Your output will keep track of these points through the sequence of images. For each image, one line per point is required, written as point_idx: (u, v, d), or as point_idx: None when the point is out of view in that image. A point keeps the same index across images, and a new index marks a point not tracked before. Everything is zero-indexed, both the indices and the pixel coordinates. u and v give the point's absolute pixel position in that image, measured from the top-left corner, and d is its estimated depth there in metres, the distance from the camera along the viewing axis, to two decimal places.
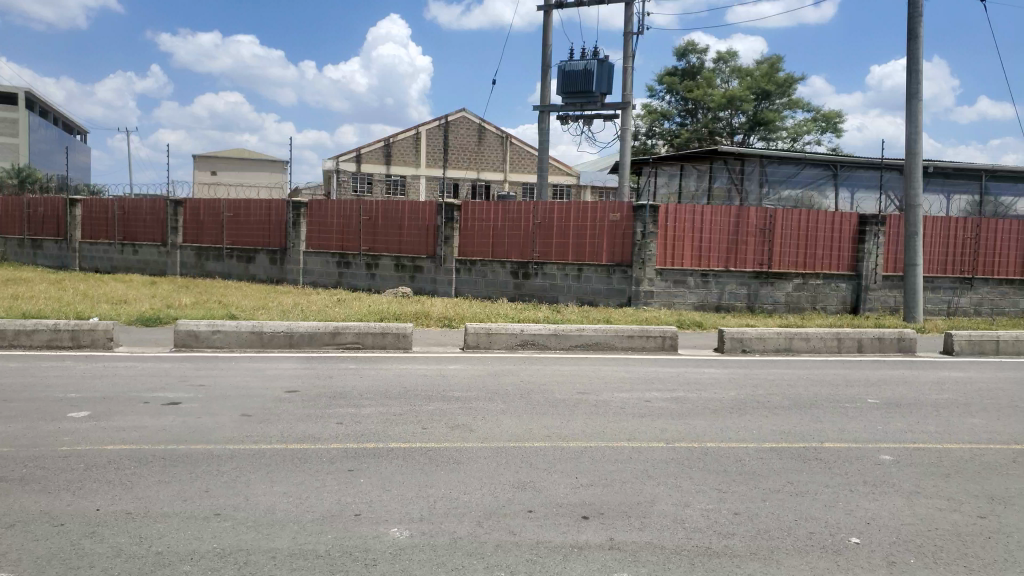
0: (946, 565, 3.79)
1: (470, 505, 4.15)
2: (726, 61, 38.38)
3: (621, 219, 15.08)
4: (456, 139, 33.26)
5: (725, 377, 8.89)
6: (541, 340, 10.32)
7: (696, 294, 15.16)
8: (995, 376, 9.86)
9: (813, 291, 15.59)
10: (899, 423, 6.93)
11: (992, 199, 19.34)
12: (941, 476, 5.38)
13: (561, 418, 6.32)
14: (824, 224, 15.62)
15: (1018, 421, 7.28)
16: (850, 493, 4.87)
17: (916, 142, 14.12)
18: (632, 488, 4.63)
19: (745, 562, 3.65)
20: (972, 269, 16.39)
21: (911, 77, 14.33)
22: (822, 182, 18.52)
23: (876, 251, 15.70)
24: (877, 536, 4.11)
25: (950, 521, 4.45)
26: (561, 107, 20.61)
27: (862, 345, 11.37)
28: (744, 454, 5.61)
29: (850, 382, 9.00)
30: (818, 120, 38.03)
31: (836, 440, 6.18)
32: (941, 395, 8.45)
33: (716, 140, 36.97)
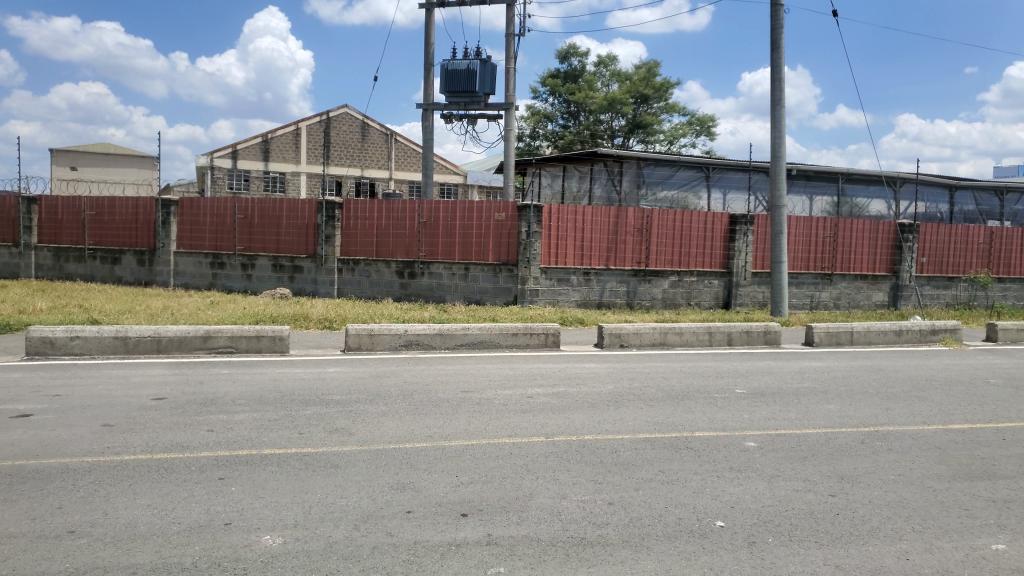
0: (801, 542, 4.07)
1: (347, 509, 4.09)
2: (606, 65, 39.52)
3: (506, 218, 15.25)
4: (339, 136, 32.59)
5: (604, 372, 9.16)
6: (425, 340, 10.28)
7: (579, 292, 15.53)
8: (848, 365, 10.63)
9: (688, 287, 16.31)
10: (763, 411, 7.36)
11: (848, 200, 20.81)
12: (798, 459, 5.76)
13: (443, 417, 6.33)
14: (698, 224, 16.35)
15: (868, 406, 7.89)
16: (717, 479, 5.13)
17: (779, 146, 15.02)
18: (511, 483, 4.70)
19: (618, 550, 3.78)
20: (830, 266, 17.58)
21: (774, 85, 15.22)
22: (696, 183, 19.36)
23: (745, 249, 16.60)
24: (740, 519, 4.35)
25: (805, 501, 4.77)
26: (444, 106, 20.60)
27: (732, 338, 11.98)
28: (620, 445, 5.81)
29: (720, 373, 9.48)
30: (692, 123, 39.74)
31: (706, 429, 6.49)
32: (801, 384, 9.05)
33: (597, 141, 37.97)
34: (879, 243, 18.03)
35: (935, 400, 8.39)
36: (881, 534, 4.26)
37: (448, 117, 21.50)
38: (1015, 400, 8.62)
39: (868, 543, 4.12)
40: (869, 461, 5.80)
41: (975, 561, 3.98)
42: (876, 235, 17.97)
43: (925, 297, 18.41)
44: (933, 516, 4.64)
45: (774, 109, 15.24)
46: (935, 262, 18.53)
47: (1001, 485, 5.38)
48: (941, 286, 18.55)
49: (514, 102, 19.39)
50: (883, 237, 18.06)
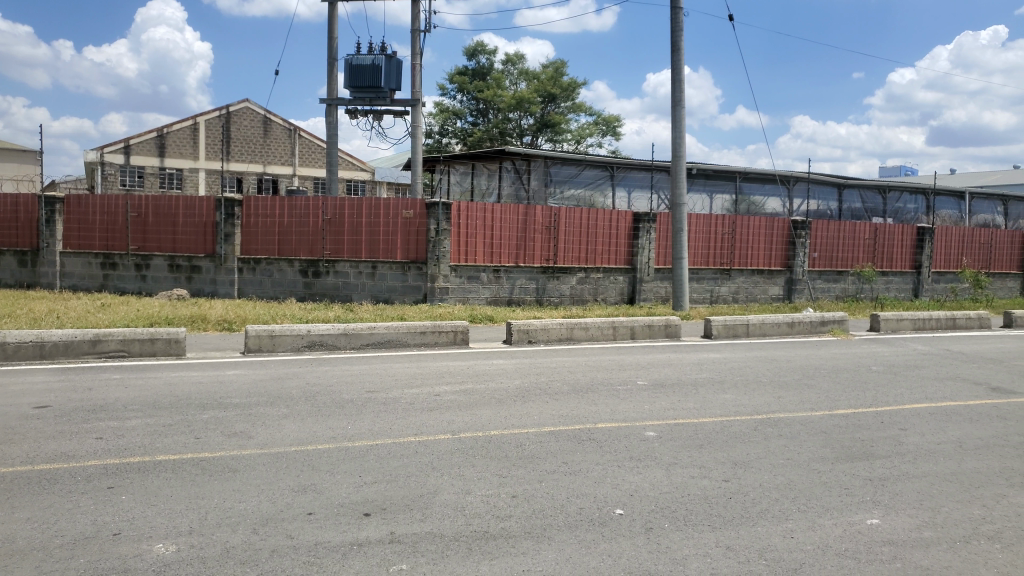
0: (695, 526, 4.24)
1: (245, 513, 4.00)
2: (514, 63, 39.80)
3: (414, 215, 15.18)
4: (239, 131, 31.58)
5: (512, 368, 9.25)
6: (330, 340, 10.13)
7: (488, 289, 15.61)
8: (744, 356, 11.12)
9: (595, 283, 16.65)
10: (664, 402, 7.61)
11: (744, 198, 21.68)
12: (695, 447, 5.99)
13: (348, 418, 6.25)
14: (603, 222, 16.70)
15: (762, 395, 8.29)
16: (618, 468, 5.28)
17: (679, 145, 15.51)
18: (416, 481, 4.70)
19: (520, 541, 3.85)
20: (728, 261, 18.30)
21: (675, 87, 15.71)
22: (601, 182, 19.76)
23: (649, 246, 17.08)
24: (638, 506, 4.50)
25: (701, 486, 4.98)
26: (349, 102, 20.28)
27: (635, 332, 12.33)
28: (525, 439, 5.90)
29: (624, 366, 9.76)
30: (599, 123, 40.51)
31: (609, 421, 6.66)
32: (700, 375, 9.41)
33: (506, 140, 38.20)
34: (774, 240, 18.88)
35: (823, 388, 8.90)
36: (769, 515, 4.49)
37: (353, 112, 21.17)
38: (893, 385, 9.24)
39: (757, 525, 4.33)
40: (760, 447, 6.09)
41: (853, 536, 4.25)
42: (771, 231, 18.80)
43: (816, 290, 19.41)
44: (818, 496, 4.92)
45: (674, 110, 15.72)
46: (825, 256, 19.55)
47: (879, 464, 5.76)
48: (831, 279, 19.59)
49: (421, 98, 19.28)
50: (777, 234, 18.91)
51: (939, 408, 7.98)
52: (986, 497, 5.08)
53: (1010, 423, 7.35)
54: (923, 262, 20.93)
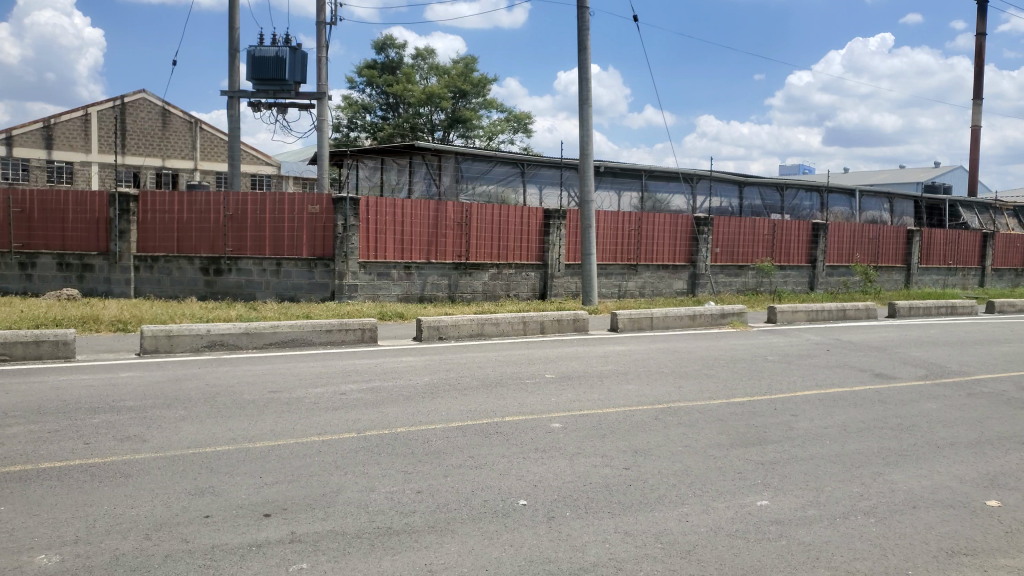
0: (595, 513, 4.37)
1: (137, 519, 3.87)
2: (424, 58, 39.56)
3: (320, 211, 14.90)
4: (135, 123, 30.20)
5: (421, 364, 9.23)
6: (231, 340, 9.85)
7: (399, 286, 15.48)
8: (649, 348, 11.45)
9: (507, 279, 16.77)
10: (570, 394, 7.78)
11: (650, 195, 22.27)
12: (598, 437, 6.14)
13: (248, 419, 6.10)
14: (514, 218, 16.82)
15: (664, 385, 8.59)
16: (523, 460, 5.37)
17: (587, 143, 15.79)
18: (319, 480, 4.65)
19: (423, 536, 3.87)
20: (636, 257, 18.78)
21: (582, 85, 15.98)
22: (511, 179, 19.88)
23: (559, 242, 17.33)
24: (541, 496, 4.59)
25: (602, 474, 5.12)
26: (252, 94, 19.69)
27: (545, 327, 12.51)
28: (432, 435, 5.92)
29: (533, 360, 9.90)
30: (510, 120, 40.73)
31: (515, 414, 6.75)
32: (606, 367, 9.66)
33: (417, 135, 37.92)
34: (679, 235, 19.49)
35: (721, 377, 9.28)
36: (666, 501, 4.66)
37: (256, 105, 20.56)
38: (785, 373, 9.73)
39: (654, 510, 4.49)
40: (660, 435, 6.32)
41: (744, 517, 4.47)
42: (675, 228, 19.39)
43: (718, 284, 20.16)
44: (712, 480, 5.15)
45: (581, 108, 16.00)
46: (726, 252, 20.31)
47: (770, 449, 6.06)
48: (733, 274, 20.38)
49: (327, 92, 18.91)
50: (682, 230, 19.52)
51: (827, 394, 8.46)
52: (866, 476, 5.42)
53: (890, 407, 7.87)
54: (817, 256, 22.03)
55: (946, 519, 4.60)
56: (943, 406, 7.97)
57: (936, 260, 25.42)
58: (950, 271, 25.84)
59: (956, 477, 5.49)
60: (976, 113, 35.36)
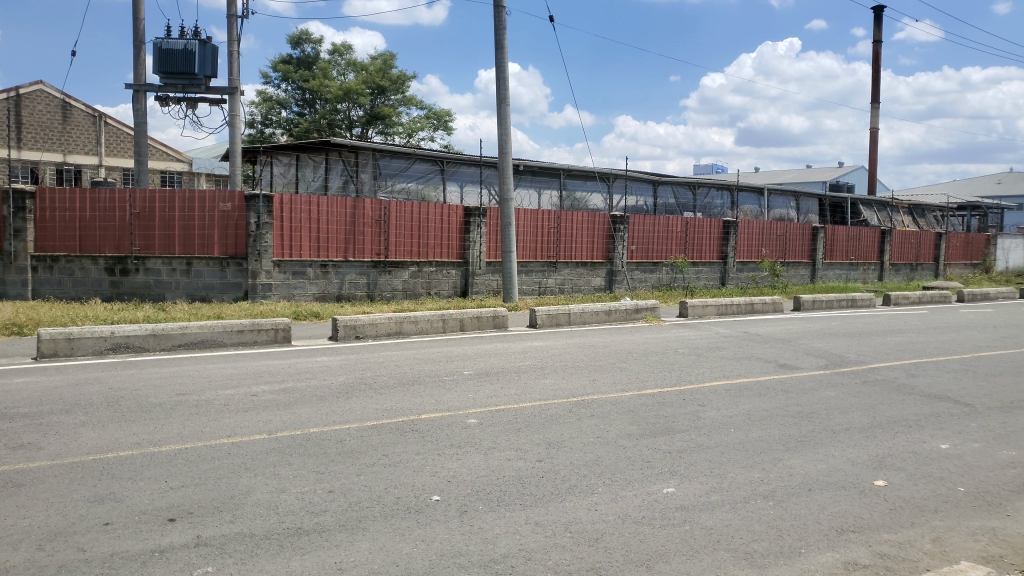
0: (507, 505, 4.44)
1: (30, 529, 3.72)
2: (341, 53, 38.94)
3: (232, 209, 14.52)
4: (32, 116, 28.62)
5: (337, 364, 9.12)
6: (138, 342, 9.50)
7: (315, 285, 15.21)
8: (565, 343, 11.65)
9: (427, 277, 16.69)
10: (487, 390, 7.85)
11: (569, 194, 22.55)
12: (513, 431, 6.22)
13: (155, 423, 5.92)
14: (433, 216, 16.77)
15: (579, 378, 8.77)
16: (437, 456, 5.40)
17: (505, 142, 15.89)
18: (228, 483, 4.56)
19: (333, 534, 3.86)
20: (555, 254, 19.02)
21: (499, 84, 16.07)
22: (431, 176, 19.77)
23: (480, 240, 17.36)
24: (453, 491, 4.63)
25: (516, 468, 5.20)
26: (159, 88, 18.96)
27: (463, 324, 12.53)
28: (346, 434, 5.87)
29: (451, 357, 9.93)
30: (430, 117, 40.51)
31: (432, 411, 6.77)
32: (523, 362, 9.79)
33: (334, 131, 37.29)
34: (597, 233, 19.83)
35: (634, 370, 9.54)
36: (577, 491, 4.78)
37: (163, 99, 19.82)
38: (695, 365, 10.06)
39: (565, 500, 4.60)
40: (574, 427, 6.45)
41: (650, 504, 4.63)
42: (593, 225, 19.73)
43: (635, 281, 20.63)
44: (622, 470, 5.30)
45: (499, 107, 16.08)
46: (642, 249, 20.80)
47: (678, 438, 6.28)
48: (648, 270, 20.89)
49: (239, 87, 18.40)
50: (599, 228, 19.87)
51: (734, 384, 8.81)
52: (767, 462, 5.69)
53: (792, 395, 8.26)
54: (727, 253, 22.81)
55: (837, 500, 4.88)
56: (840, 394, 8.42)
57: (839, 256, 26.69)
58: (852, 266, 27.19)
59: (849, 460, 5.82)
60: (875, 116, 37.26)
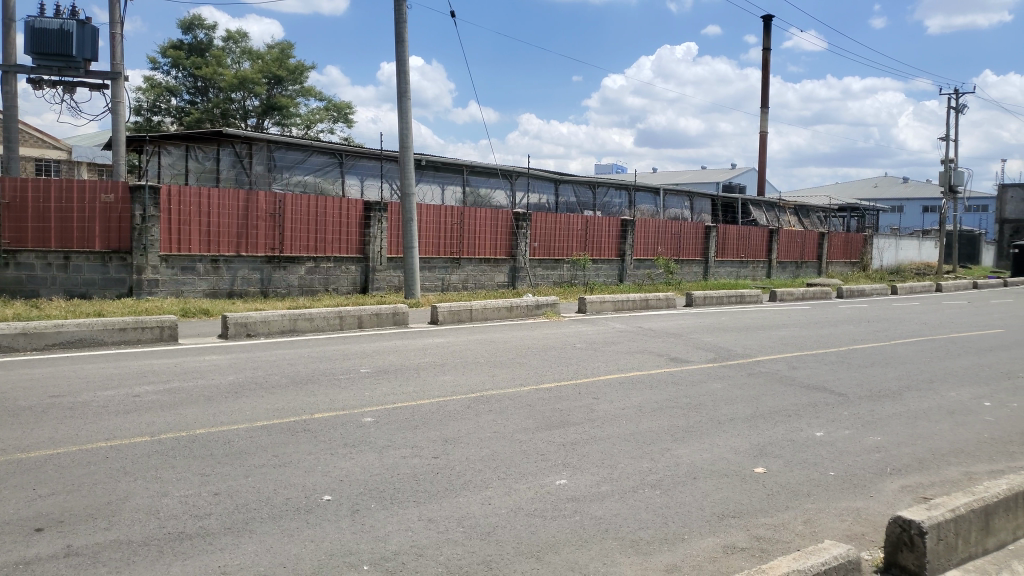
0: (399, 503, 4.41)
1: None
2: (236, 41, 37.58)
3: (115, 200, 13.82)
4: None
5: (226, 363, 8.83)
6: (7, 341, 8.89)
7: (206, 281, 14.62)
8: (465, 339, 11.68)
9: (325, 273, 16.32)
10: (384, 387, 7.78)
11: (471, 190, 22.52)
12: (409, 429, 6.19)
13: (23, 428, 5.55)
14: (331, 211, 16.46)
15: (477, 375, 8.80)
16: (330, 455, 5.31)
17: (406, 136, 15.74)
18: (104, 489, 4.34)
19: (218, 538, 3.74)
20: (458, 251, 19.01)
21: (400, 78, 15.90)
22: (329, 169, 19.27)
23: (380, 235, 17.11)
24: (346, 491, 4.57)
25: (410, 465, 5.19)
26: (32, 70, 17.73)
27: (361, 321, 12.35)
28: (234, 435, 5.69)
29: (347, 355, 9.77)
30: (330, 109, 39.65)
31: (326, 410, 6.64)
32: (422, 359, 9.75)
33: (228, 122, 35.94)
34: (499, 230, 19.93)
35: (532, 365, 9.67)
36: (471, 486, 4.81)
37: (37, 82, 18.56)
38: (591, 359, 10.29)
39: (459, 496, 4.63)
40: (471, 423, 6.48)
41: (543, 496, 4.72)
42: (496, 222, 19.82)
43: (536, 277, 20.85)
44: (516, 463, 5.37)
45: (400, 101, 15.92)
46: (544, 246, 21.06)
47: (572, 430, 6.41)
48: (549, 267, 21.18)
49: (122, 72, 17.45)
50: (502, 225, 19.98)
51: (627, 377, 9.07)
52: (655, 452, 5.89)
53: (682, 387, 8.59)
54: (625, 250, 23.40)
55: (719, 487, 5.11)
56: (726, 385, 8.82)
57: (730, 254, 27.84)
58: (742, 263, 28.41)
59: (732, 448, 6.10)
60: (763, 121, 39.04)
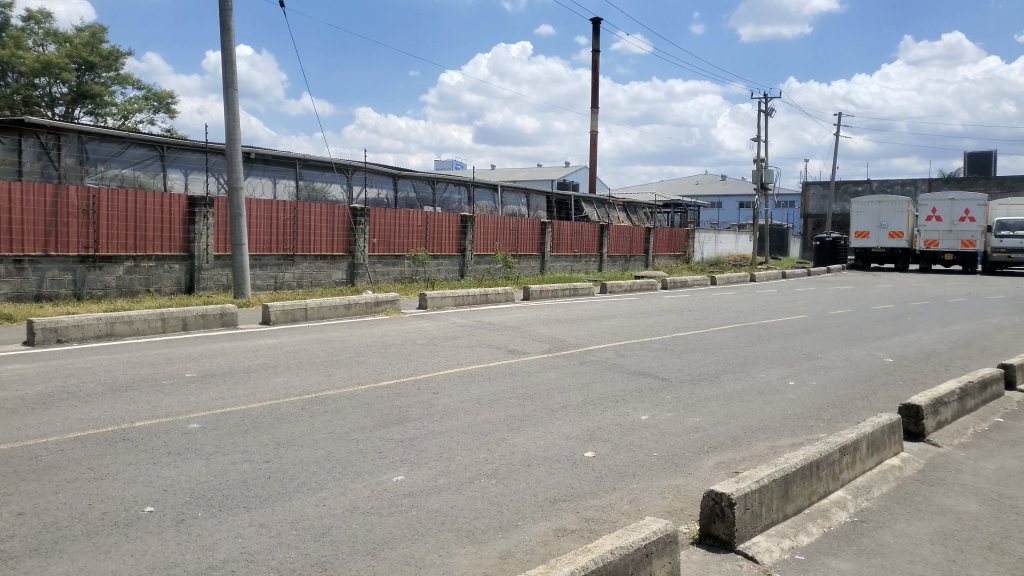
0: (227, 510, 4.22)
1: None
2: (38, 21, 34.13)
3: None
4: None
5: (31, 372, 8.03)
6: None
7: (7, 283, 13.18)
8: (300, 339, 11.31)
9: (145, 273, 15.20)
10: (213, 391, 7.40)
11: (305, 183, 21.79)
12: (239, 433, 5.92)
13: None
14: (153, 206, 15.39)
15: (313, 375, 8.57)
16: (152, 465, 4.98)
17: (234, 128, 14.99)
18: None
19: (20, 562, 3.44)
20: (292, 247, 18.38)
21: (225, 67, 15.11)
22: (150, 163, 18.05)
23: (207, 232, 16.18)
24: (170, 501, 4.31)
25: (241, 471, 4.96)
26: None
27: (185, 323, 11.61)
28: (40, 450, 5.19)
29: (172, 359, 9.18)
30: (149, 98, 36.98)
31: (147, 418, 6.22)
32: (254, 361, 9.35)
33: (31, 110, 32.61)
34: (336, 225, 19.46)
35: (370, 362, 9.55)
36: (305, 488, 4.68)
37: None
38: (431, 355, 10.28)
39: (292, 498, 4.50)
40: (306, 425, 6.29)
41: (379, 494, 4.68)
42: (332, 217, 19.35)
43: (376, 273, 20.51)
44: (352, 463, 5.28)
45: (226, 91, 15.13)
46: (383, 241, 20.78)
47: (411, 426, 6.40)
48: (389, 263, 20.90)
49: None
50: (339, 220, 19.54)
51: (466, 371, 9.17)
52: (492, 442, 6.02)
53: (519, 378, 8.82)
54: (465, 246, 23.55)
55: (552, 473, 5.30)
56: (561, 374, 9.16)
57: (564, 249, 28.80)
58: (576, 258, 29.48)
59: (565, 435, 6.35)
60: (594, 120, 40.65)
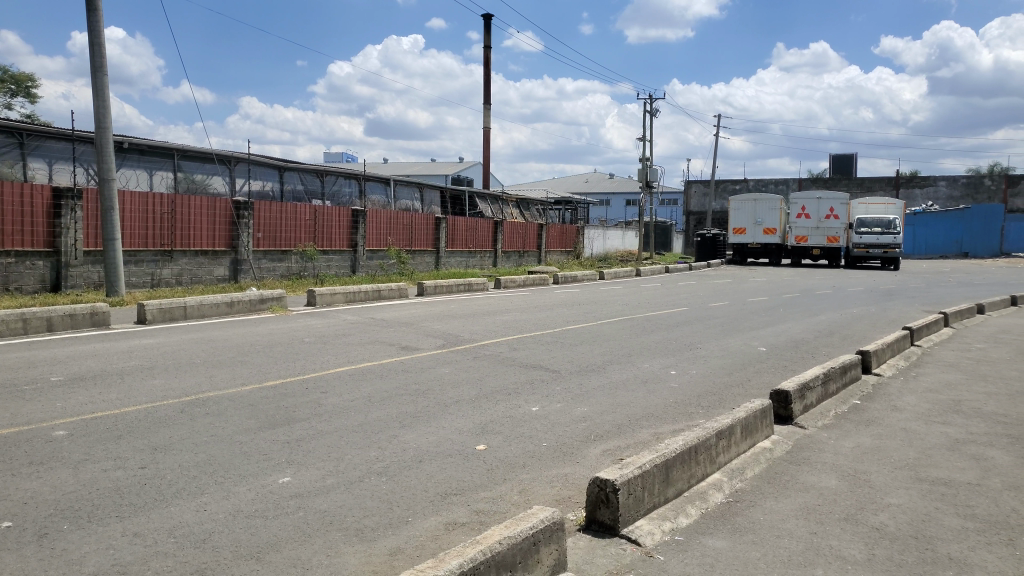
0: (96, 521, 4.00)
1: None
2: None
3: None
4: None
5: None
6: None
7: None
8: (180, 339, 10.80)
9: (3, 270, 14.13)
10: (83, 396, 6.96)
11: (184, 175, 20.79)
12: (111, 439, 5.61)
13: None
14: (10, 197, 14.31)
15: (194, 376, 8.21)
16: (12, 477, 4.64)
17: (104, 116, 14.11)
18: None
19: None
20: (170, 242, 17.53)
21: (93, 50, 14.20)
22: (7, 151, 16.75)
23: (74, 226, 15.17)
24: (32, 514, 4.03)
25: (112, 478, 4.71)
26: None
27: (50, 323, 10.88)
28: None
29: (35, 362, 8.58)
30: (6, 81, 34.24)
31: (6, 427, 5.79)
32: (128, 363, 8.86)
33: None
34: (217, 219, 18.74)
35: (255, 362, 9.25)
36: (184, 493, 4.50)
37: None
38: (319, 353, 10.08)
39: (170, 505, 4.31)
40: (185, 428, 6.03)
41: (264, 496, 4.55)
42: (213, 211, 18.64)
43: (261, 270, 19.79)
44: (234, 466, 5.11)
45: (94, 76, 14.22)
46: (269, 237, 20.13)
47: (298, 427, 6.25)
48: (276, 259, 20.21)
49: None
50: (220, 214, 18.83)
51: (357, 369, 9.04)
52: (383, 439, 5.97)
53: (410, 374, 8.78)
54: (357, 241, 23.14)
55: (442, 468, 5.31)
56: (454, 369, 9.18)
57: (459, 245, 28.80)
58: (470, 254, 29.54)
59: (456, 429, 6.37)
60: (485, 116, 40.79)
